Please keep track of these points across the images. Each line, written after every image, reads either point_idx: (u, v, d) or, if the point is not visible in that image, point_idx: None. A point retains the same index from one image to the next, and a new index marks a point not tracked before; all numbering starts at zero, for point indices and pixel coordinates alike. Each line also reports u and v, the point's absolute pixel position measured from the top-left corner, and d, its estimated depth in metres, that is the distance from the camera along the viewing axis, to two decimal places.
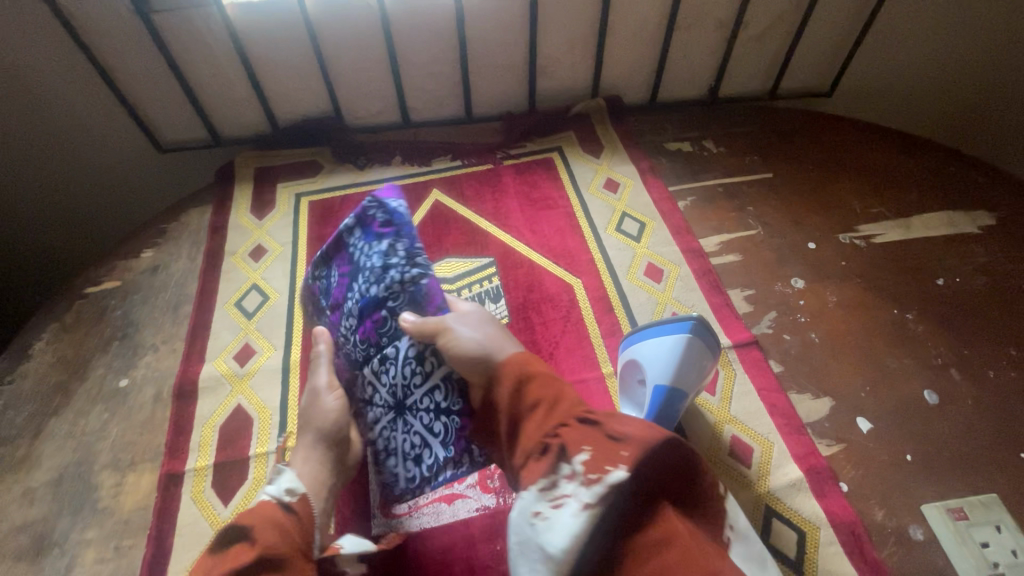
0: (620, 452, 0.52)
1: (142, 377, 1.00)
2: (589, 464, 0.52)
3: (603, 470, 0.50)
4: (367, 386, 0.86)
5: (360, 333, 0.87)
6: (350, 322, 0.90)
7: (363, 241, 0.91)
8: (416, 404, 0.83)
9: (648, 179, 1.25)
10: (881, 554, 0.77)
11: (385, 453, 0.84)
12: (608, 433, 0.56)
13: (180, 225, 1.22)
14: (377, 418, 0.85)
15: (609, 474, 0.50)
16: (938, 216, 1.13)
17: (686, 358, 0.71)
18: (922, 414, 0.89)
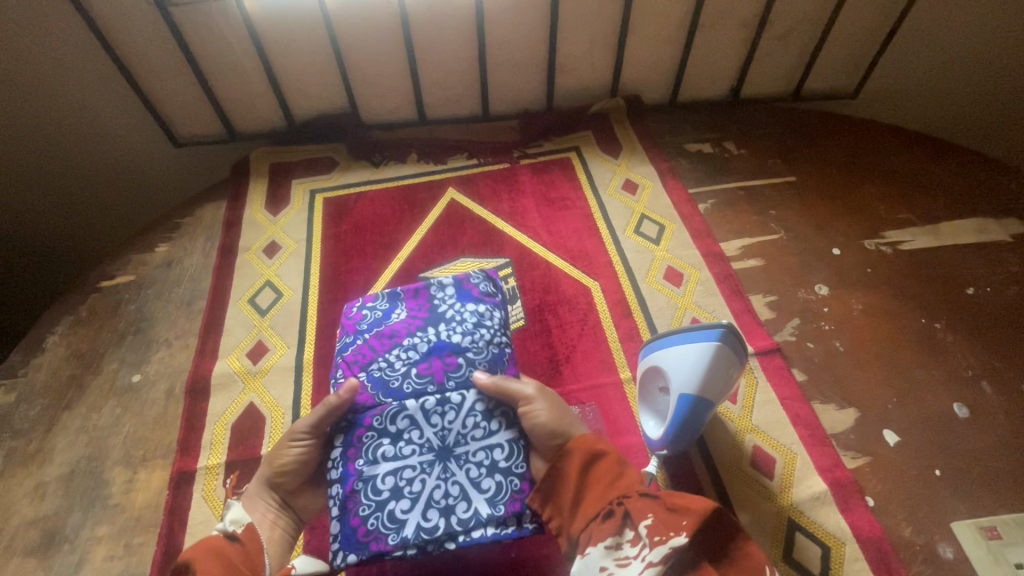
0: (681, 521, 0.56)
1: (155, 372, 0.99)
2: (653, 528, 0.58)
3: (666, 532, 0.56)
4: (405, 419, 0.70)
5: (414, 373, 0.73)
6: (406, 359, 0.74)
7: (455, 283, 0.83)
8: (468, 450, 0.70)
9: (668, 181, 1.22)
10: (909, 572, 0.74)
11: (396, 495, 0.67)
12: (667, 502, 0.60)
13: (195, 220, 1.21)
14: (403, 454, 0.69)
15: (672, 537, 0.55)
16: (967, 223, 1.10)
17: (714, 370, 0.69)
18: (952, 427, 0.86)
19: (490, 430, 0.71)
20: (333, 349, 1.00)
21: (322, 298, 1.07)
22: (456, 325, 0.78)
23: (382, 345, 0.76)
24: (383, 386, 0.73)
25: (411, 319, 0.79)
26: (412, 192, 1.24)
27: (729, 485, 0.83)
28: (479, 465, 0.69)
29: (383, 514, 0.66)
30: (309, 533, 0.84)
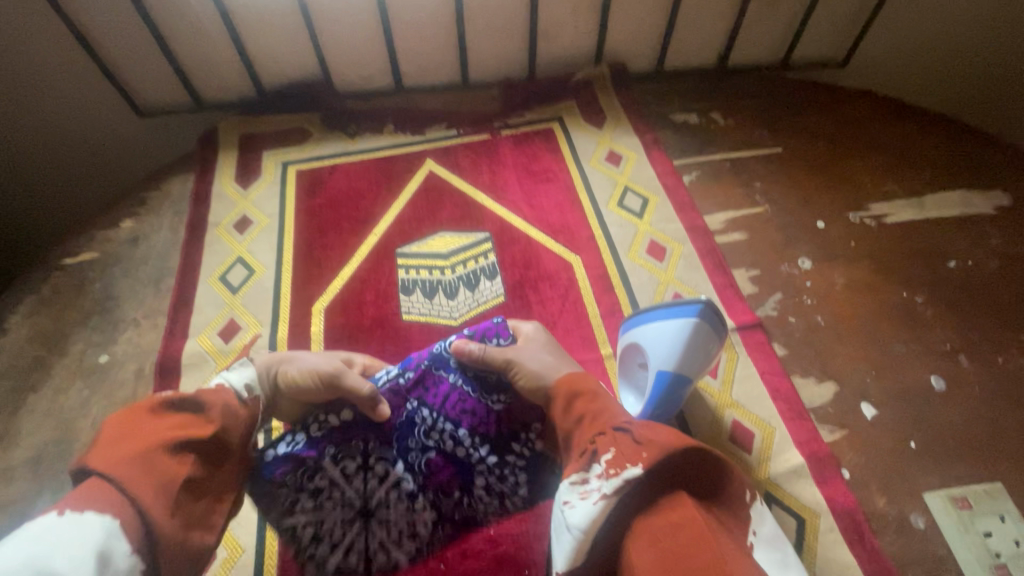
0: (640, 453, 0.54)
1: (124, 353, 0.96)
2: (612, 462, 0.56)
3: (620, 466, 0.54)
4: (380, 470, 0.76)
5: (429, 460, 0.78)
6: (445, 443, 0.78)
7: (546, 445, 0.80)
8: (392, 514, 0.76)
9: (652, 152, 1.19)
10: (882, 542, 0.75)
11: (315, 539, 0.74)
12: (631, 437, 0.57)
13: (161, 194, 1.16)
14: (327, 505, 0.75)
15: (626, 469, 0.53)
16: (953, 196, 1.09)
17: (692, 345, 0.67)
18: (928, 400, 0.86)
19: (422, 504, 0.77)
20: (308, 327, 0.98)
21: (296, 274, 1.04)
22: (499, 481, 0.79)
23: (455, 410, 0.78)
24: (412, 431, 0.77)
25: (498, 428, 0.79)
26: (389, 164, 1.20)
27: None
28: (400, 524, 0.76)
29: (301, 550, 0.75)
30: None
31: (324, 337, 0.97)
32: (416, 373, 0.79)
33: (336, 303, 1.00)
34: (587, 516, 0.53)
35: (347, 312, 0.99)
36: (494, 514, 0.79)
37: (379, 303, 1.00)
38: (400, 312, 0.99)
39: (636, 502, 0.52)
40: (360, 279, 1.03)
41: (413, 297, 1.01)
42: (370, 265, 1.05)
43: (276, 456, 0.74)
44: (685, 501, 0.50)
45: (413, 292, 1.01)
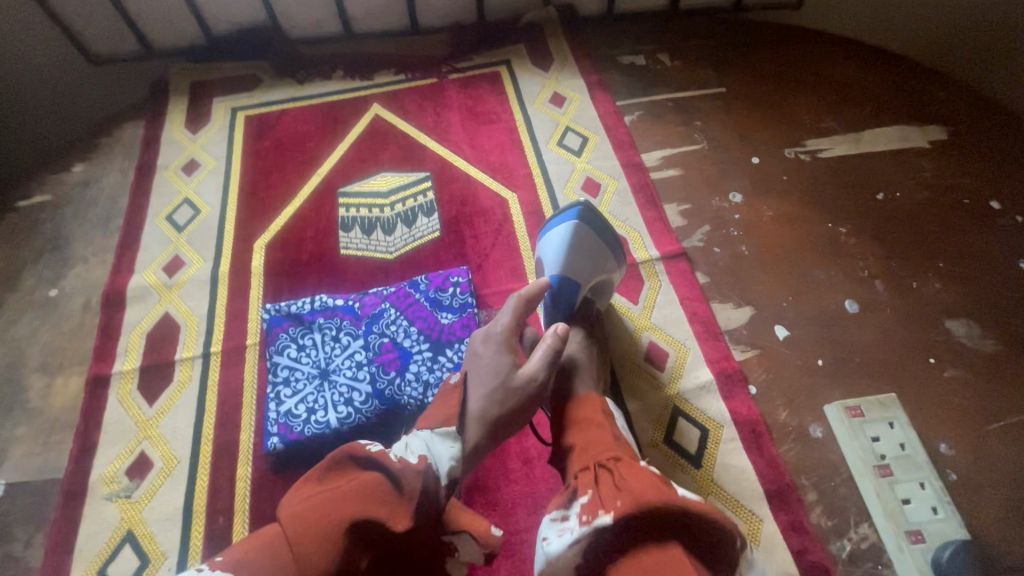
0: (615, 500, 0.52)
1: (73, 287, 1.00)
2: (587, 506, 0.54)
3: (593, 513, 0.52)
4: (344, 341, 0.86)
5: (382, 343, 0.86)
6: (397, 335, 0.86)
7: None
8: (339, 380, 0.83)
9: (596, 94, 1.20)
10: (778, 450, 0.79)
11: (281, 383, 0.83)
12: (614, 480, 0.55)
13: (112, 139, 1.19)
14: (299, 359, 0.85)
15: (597, 517, 0.51)
16: (890, 131, 1.11)
17: (574, 242, 0.84)
18: (840, 322, 0.89)
19: (362, 379, 0.83)
20: (248, 261, 1.01)
21: (238, 212, 1.07)
22: (427, 372, 0.83)
23: (412, 311, 0.89)
24: (379, 319, 0.88)
25: (440, 332, 0.87)
26: (335, 108, 1.22)
27: (621, 378, 0.86)
28: (338, 391, 0.82)
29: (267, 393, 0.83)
30: (219, 428, 0.84)
31: (263, 271, 0.99)
32: (396, 290, 0.91)
33: (276, 241, 1.03)
34: (558, 547, 0.53)
35: (286, 247, 1.02)
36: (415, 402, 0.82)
37: (318, 239, 1.03)
38: (338, 248, 1.02)
39: (606, 548, 0.49)
40: (301, 217, 1.06)
41: (351, 233, 1.03)
42: (312, 204, 1.07)
43: (279, 312, 0.88)
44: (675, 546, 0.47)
45: (351, 228, 1.04)
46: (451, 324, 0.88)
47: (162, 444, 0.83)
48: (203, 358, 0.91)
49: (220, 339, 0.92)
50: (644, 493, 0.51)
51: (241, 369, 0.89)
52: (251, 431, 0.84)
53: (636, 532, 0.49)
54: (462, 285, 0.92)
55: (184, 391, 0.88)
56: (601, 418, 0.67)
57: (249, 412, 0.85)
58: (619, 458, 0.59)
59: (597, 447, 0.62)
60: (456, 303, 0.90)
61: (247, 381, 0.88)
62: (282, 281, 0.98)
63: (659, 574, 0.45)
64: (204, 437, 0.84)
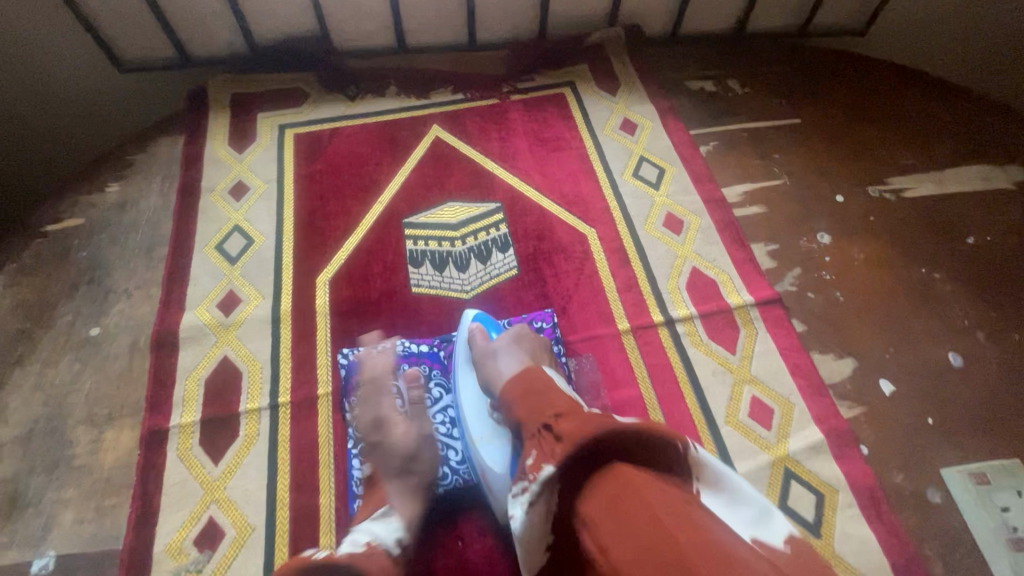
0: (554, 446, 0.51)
1: (117, 325, 0.91)
2: (534, 462, 0.52)
3: (536, 468, 0.50)
4: (433, 394, 0.83)
5: None
6: None
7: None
8: None
9: (668, 122, 1.15)
10: (899, 516, 0.75)
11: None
12: (552, 430, 0.53)
13: (148, 156, 1.09)
14: None
15: (541, 470, 0.50)
16: (971, 171, 1.08)
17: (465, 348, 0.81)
18: (946, 377, 0.86)
19: (456, 435, 0.80)
20: (312, 299, 0.93)
21: (296, 243, 0.99)
22: None
23: None
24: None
25: None
26: (393, 128, 1.14)
27: (727, 437, 0.81)
28: None
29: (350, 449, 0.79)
30: (296, 492, 0.77)
31: (330, 310, 0.92)
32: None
33: (341, 276, 0.95)
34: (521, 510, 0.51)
35: (353, 284, 0.95)
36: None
37: (386, 275, 0.96)
38: (409, 285, 0.95)
39: (572, 491, 0.47)
40: (366, 250, 0.98)
41: (422, 269, 0.96)
42: (377, 235, 1.00)
43: (359, 360, 0.85)
44: (628, 468, 0.45)
45: (422, 263, 0.97)
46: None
47: (233, 509, 0.76)
48: (270, 410, 0.83)
49: (288, 388, 0.85)
50: (586, 427, 0.50)
51: (316, 423, 0.82)
52: (331, 495, 0.77)
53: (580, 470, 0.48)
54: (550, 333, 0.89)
55: (253, 448, 0.80)
56: (541, 374, 0.65)
57: (327, 472, 0.79)
58: (571, 407, 0.55)
59: (538, 399, 0.60)
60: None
61: (322, 436, 0.81)
62: (352, 321, 0.91)
63: (614, 495, 0.44)
64: (280, 501, 0.76)
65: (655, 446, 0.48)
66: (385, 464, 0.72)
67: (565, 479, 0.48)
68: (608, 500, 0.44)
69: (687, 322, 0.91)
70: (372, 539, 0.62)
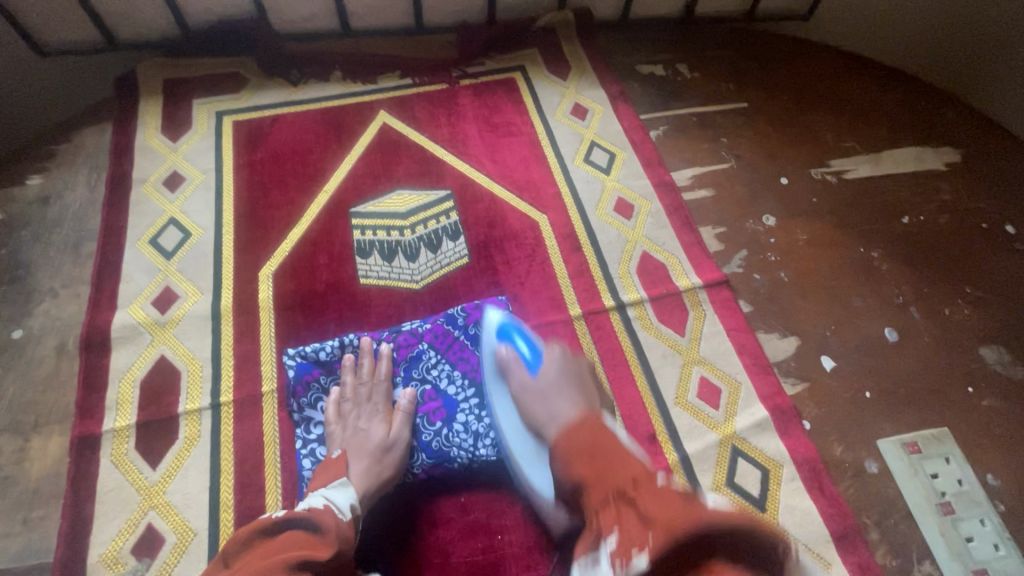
0: (647, 534, 0.46)
1: (41, 327, 0.85)
2: (616, 550, 0.47)
3: (628, 556, 0.45)
4: None
5: (425, 391, 0.82)
6: (440, 381, 0.82)
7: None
8: None
9: (619, 106, 1.15)
10: (838, 488, 0.79)
11: (317, 441, 0.78)
12: (639, 515, 0.48)
13: (74, 147, 1.03)
14: None
15: (634, 561, 0.45)
16: (906, 152, 1.12)
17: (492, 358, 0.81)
18: (883, 351, 0.90)
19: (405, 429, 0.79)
20: (254, 294, 0.89)
21: (237, 236, 0.95)
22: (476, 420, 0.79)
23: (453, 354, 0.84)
24: (418, 363, 0.83)
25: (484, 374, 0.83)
26: (338, 114, 1.10)
27: (677, 418, 0.83)
28: None
29: (298, 449, 0.77)
30: (240, 493, 0.75)
31: (273, 305, 0.89)
32: (432, 326, 0.86)
33: (285, 269, 0.92)
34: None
35: (298, 277, 0.92)
36: (466, 456, 0.77)
37: (333, 267, 0.93)
38: (357, 277, 0.92)
39: None
40: (311, 241, 0.95)
41: (370, 259, 0.94)
42: (323, 226, 0.97)
43: (306, 359, 0.81)
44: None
45: (370, 253, 0.95)
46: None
47: (173, 515, 0.73)
48: (211, 410, 0.80)
49: (230, 387, 0.82)
50: (680, 518, 0.45)
51: (260, 421, 0.79)
52: (277, 496, 0.75)
53: (681, 564, 0.43)
54: None
55: (193, 451, 0.77)
56: (610, 434, 0.60)
57: (272, 471, 0.76)
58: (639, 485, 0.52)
59: (601, 475, 0.55)
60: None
61: (267, 435, 0.78)
62: (297, 316, 0.88)
63: None
64: (224, 504, 0.74)
65: (749, 543, 0.43)
66: (359, 447, 0.73)
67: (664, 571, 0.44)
68: None
69: (638, 306, 0.92)
70: (327, 502, 0.62)
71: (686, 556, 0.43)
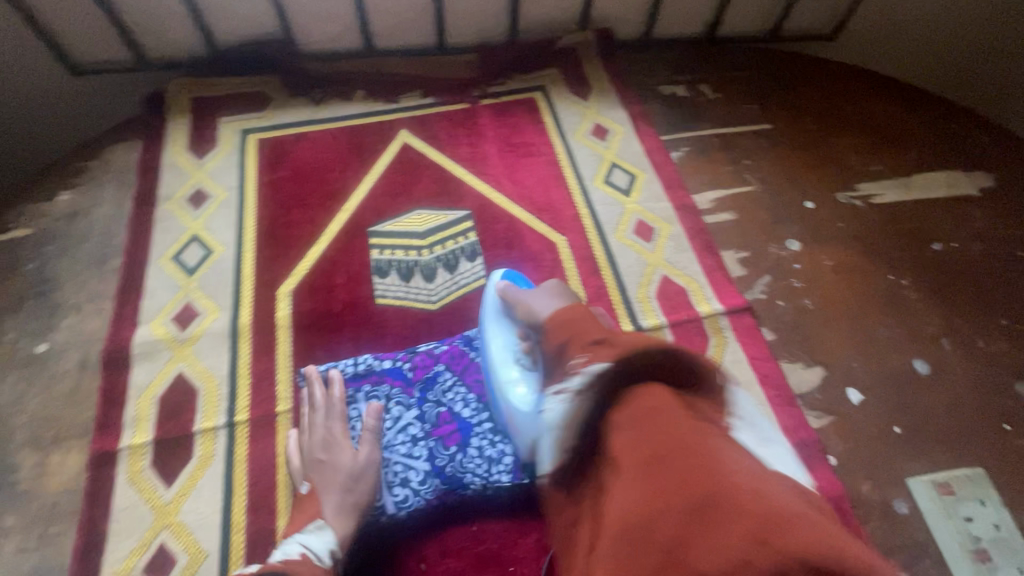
0: (605, 352, 0.52)
1: (65, 341, 0.86)
2: (582, 364, 0.53)
3: (585, 364, 0.52)
4: (396, 412, 0.80)
5: (439, 414, 0.80)
6: (455, 405, 0.81)
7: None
8: (393, 458, 0.77)
9: (640, 126, 1.14)
10: (866, 528, 0.76)
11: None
12: (597, 342, 0.55)
13: (103, 163, 1.05)
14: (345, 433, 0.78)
15: (589, 366, 0.51)
16: (937, 176, 1.09)
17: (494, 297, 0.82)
18: (913, 384, 0.86)
19: (416, 455, 0.77)
20: (273, 312, 0.90)
21: (257, 254, 0.96)
22: (490, 447, 0.77)
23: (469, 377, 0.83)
24: (433, 385, 0.82)
25: None
26: (359, 133, 1.11)
27: None
28: (392, 469, 0.76)
29: None
30: (252, 515, 0.74)
31: (291, 324, 0.89)
32: (448, 348, 0.85)
33: (303, 288, 0.92)
34: (562, 412, 0.51)
35: (316, 296, 0.92)
36: (480, 481, 0.75)
37: (351, 286, 0.93)
38: (374, 297, 0.92)
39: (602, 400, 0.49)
40: (330, 259, 0.96)
41: (388, 279, 0.94)
42: (342, 245, 0.97)
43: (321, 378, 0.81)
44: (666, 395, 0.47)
45: (387, 273, 0.95)
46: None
47: (186, 535, 0.73)
48: (227, 429, 0.80)
49: (246, 406, 0.82)
50: (641, 341, 0.52)
51: (275, 442, 0.79)
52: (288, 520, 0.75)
53: (628, 378, 0.49)
54: None
55: (208, 470, 0.77)
56: (592, 317, 0.62)
57: (284, 493, 0.76)
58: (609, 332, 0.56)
59: (578, 323, 0.61)
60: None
61: (280, 456, 0.78)
62: (314, 336, 0.88)
63: (652, 414, 0.45)
64: (237, 524, 0.74)
65: (687, 367, 0.50)
66: (327, 481, 0.72)
67: (614, 381, 0.49)
68: (637, 414, 0.46)
69: (657, 332, 0.90)
70: (305, 553, 0.66)
71: (647, 360, 0.50)
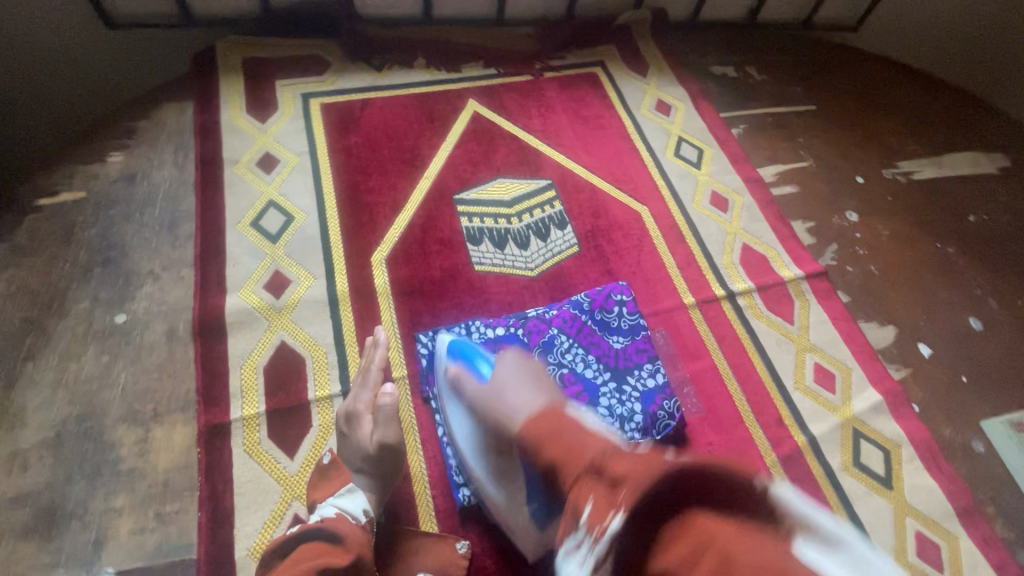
0: (618, 491, 0.43)
1: (147, 311, 0.80)
2: (588, 515, 0.43)
3: (601, 519, 0.42)
4: None
5: (562, 375, 0.78)
6: (576, 365, 0.80)
7: (664, 381, 0.80)
8: None
9: (699, 104, 1.18)
10: (954, 466, 0.83)
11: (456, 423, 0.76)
12: (607, 475, 0.45)
13: (154, 124, 0.97)
14: None
15: (608, 522, 0.42)
16: (962, 156, 1.20)
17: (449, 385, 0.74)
18: (972, 339, 0.95)
19: None
20: (370, 280, 0.87)
21: (342, 220, 0.92)
22: (620, 405, 0.77)
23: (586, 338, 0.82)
24: (551, 348, 0.80)
25: (617, 359, 0.81)
26: (428, 102, 1.09)
27: (798, 402, 0.85)
28: None
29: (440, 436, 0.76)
30: None
31: (391, 290, 0.86)
32: (559, 313, 0.83)
33: (398, 255, 0.90)
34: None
35: (412, 263, 0.89)
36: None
37: (446, 254, 0.91)
38: (471, 263, 0.91)
39: (626, 553, 0.40)
40: (419, 227, 0.93)
41: (482, 247, 0.93)
42: (429, 212, 0.95)
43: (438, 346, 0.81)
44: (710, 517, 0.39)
45: (481, 241, 0.93)
46: (625, 349, 0.82)
47: None
48: (343, 397, 0.77)
49: None
50: (645, 465, 0.43)
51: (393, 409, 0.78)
52: (426, 484, 0.74)
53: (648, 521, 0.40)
54: (629, 305, 0.85)
55: (329, 439, 0.74)
56: (573, 420, 0.53)
57: (416, 460, 0.75)
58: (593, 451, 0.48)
59: (565, 442, 0.51)
60: (626, 325, 0.83)
61: (405, 423, 0.77)
62: (417, 303, 0.86)
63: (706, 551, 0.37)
64: None
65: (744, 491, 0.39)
66: (349, 456, 0.69)
67: (635, 532, 0.40)
68: (684, 556, 0.37)
69: (747, 295, 0.94)
70: (339, 512, 0.60)
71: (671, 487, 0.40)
